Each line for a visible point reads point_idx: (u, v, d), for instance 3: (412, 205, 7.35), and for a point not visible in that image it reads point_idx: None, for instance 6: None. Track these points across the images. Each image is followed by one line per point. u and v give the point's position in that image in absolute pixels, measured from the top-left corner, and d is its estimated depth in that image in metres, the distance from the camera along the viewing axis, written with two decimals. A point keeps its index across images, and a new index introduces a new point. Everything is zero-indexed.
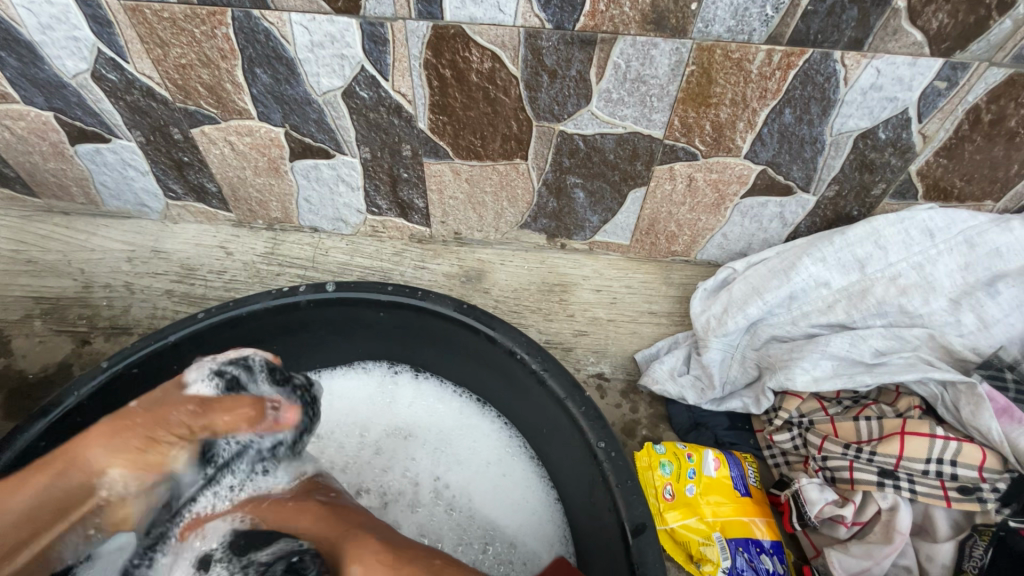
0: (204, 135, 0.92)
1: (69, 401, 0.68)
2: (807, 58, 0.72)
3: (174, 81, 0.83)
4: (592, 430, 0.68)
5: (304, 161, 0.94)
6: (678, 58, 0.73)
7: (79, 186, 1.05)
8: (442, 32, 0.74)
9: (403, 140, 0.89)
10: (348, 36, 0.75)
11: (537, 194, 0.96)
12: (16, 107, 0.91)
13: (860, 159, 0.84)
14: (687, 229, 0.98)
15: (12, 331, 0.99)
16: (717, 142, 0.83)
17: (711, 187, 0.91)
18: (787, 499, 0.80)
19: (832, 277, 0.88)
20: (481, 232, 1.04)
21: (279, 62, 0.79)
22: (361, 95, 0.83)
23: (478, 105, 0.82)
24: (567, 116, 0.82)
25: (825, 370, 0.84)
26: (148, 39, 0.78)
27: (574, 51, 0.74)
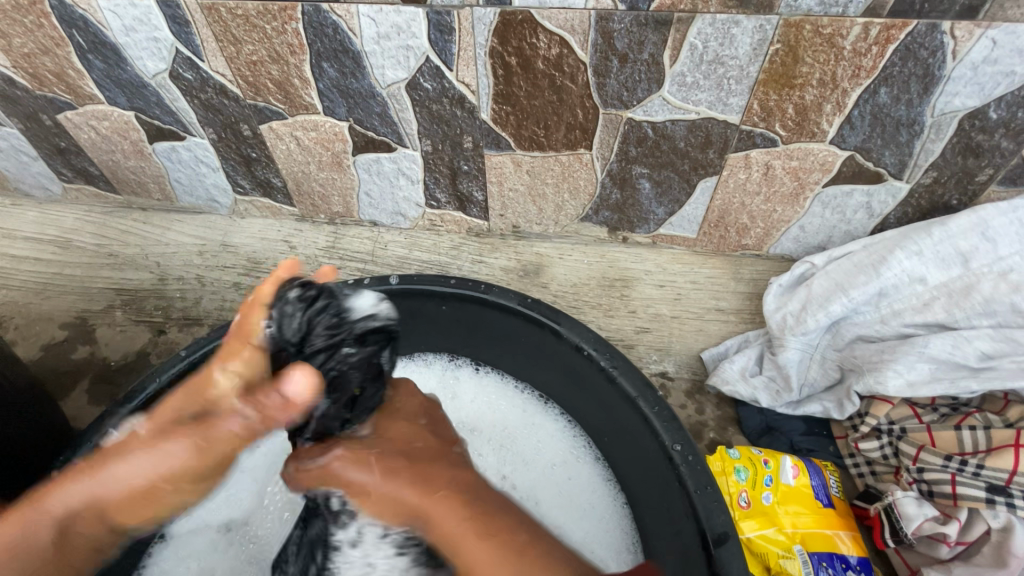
0: (272, 132, 0.94)
1: (152, 388, 0.70)
2: (910, 30, 0.65)
3: (246, 78, 0.85)
4: (666, 432, 0.65)
5: (366, 155, 0.95)
6: (762, 36, 0.68)
7: (156, 183, 1.10)
8: (509, 19, 0.72)
9: (465, 132, 0.88)
10: (414, 27, 0.74)
11: (600, 185, 0.92)
12: (101, 107, 0.96)
13: (964, 142, 0.76)
14: (761, 220, 0.93)
15: (96, 321, 1.05)
16: (800, 126, 0.77)
17: (790, 176, 0.85)
18: (878, 513, 0.74)
19: (929, 273, 0.81)
20: (540, 225, 1.02)
21: (346, 56, 0.80)
22: (425, 86, 0.82)
23: (543, 93, 0.80)
24: (636, 102, 0.79)
25: (921, 374, 0.77)
26: (222, 37, 0.80)
27: (647, 33, 0.70)
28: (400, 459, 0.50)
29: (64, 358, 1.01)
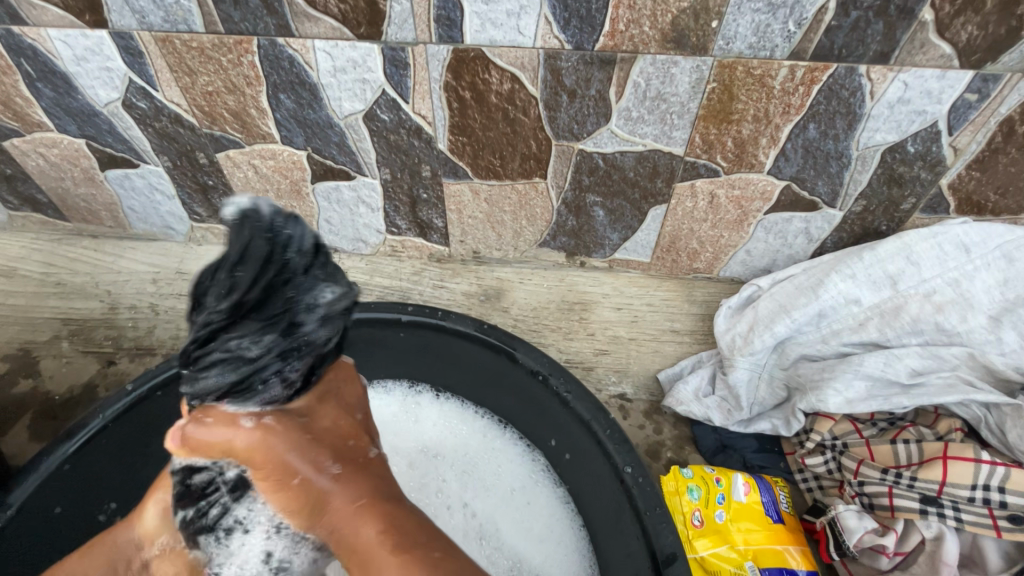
0: (229, 160, 0.94)
1: (95, 423, 0.68)
2: (832, 72, 0.71)
3: (202, 107, 0.86)
4: (618, 454, 0.67)
5: (325, 183, 0.96)
6: (699, 75, 0.73)
7: (108, 211, 1.08)
8: (462, 55, 0.74)
9: (422, 161, 0.90)
10: (369, 61, 0.76)
11: (556, 213, 0.95)
12: (50, 135, 0.94)
13: (888, 173, 0.82)
14: (709, 245, 0.97)
15: (41, 352, 1.01)
16: (740, 158, 0.82)
17: (734, 204, 0.89)
18: (823, 527, 0.76)
19: (862, 294, 0.86)
20: (500, 251, 1.04)
21: (303, 88, 0.81)
22: (382, 118, 0.84)
23: (498, 125, 0.83)
24: (587, 134, 0.82)
25: (859, 391, 0.81)
26: (177, 67, 0.80)
27: (594, 71, 0.74)
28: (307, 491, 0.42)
29: (4, 393, 0.96)
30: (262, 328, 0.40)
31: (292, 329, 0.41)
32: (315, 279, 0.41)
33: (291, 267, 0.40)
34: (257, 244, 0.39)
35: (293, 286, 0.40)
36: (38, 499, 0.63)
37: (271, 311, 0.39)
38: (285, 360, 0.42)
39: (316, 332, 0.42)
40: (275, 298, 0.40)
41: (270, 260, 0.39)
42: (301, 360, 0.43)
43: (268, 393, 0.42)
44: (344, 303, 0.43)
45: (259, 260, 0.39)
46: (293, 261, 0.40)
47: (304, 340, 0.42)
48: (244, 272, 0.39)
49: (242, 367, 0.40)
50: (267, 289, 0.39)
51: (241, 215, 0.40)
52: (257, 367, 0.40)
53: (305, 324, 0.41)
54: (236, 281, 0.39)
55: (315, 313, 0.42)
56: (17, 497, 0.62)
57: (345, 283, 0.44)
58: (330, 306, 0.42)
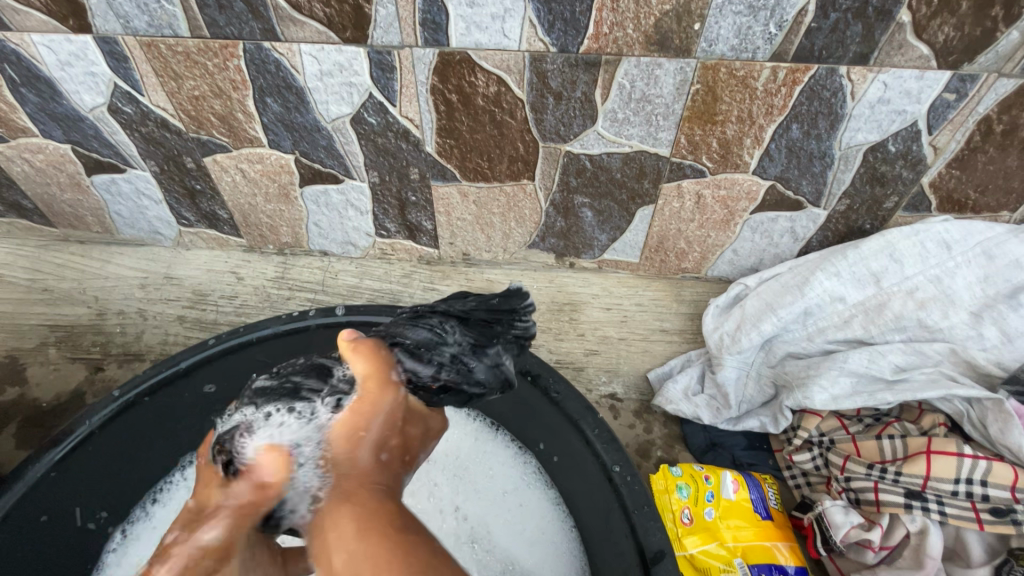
0: (216, 164, 0.94)
1: (81, 430, 0.68)
2: (813, 73, 0.72)
3: (188, 112, 0.85)
4: (606, 452, 0.69)
5: (313, 187, 0.96)
6: (683, 77, 0.74)
7: (95, 216, 1.07)
8: (448, 59, 0.75)
9: (410, 164, 0.90)
10: (356, 65, 0.76)
11: (545, 214, 0.96)
12: (35, 140, 0.93)
13: (870, 172, 0.83)
14: (697, 245, 0.98)
15: (27, 360, 1.00)
16: (725, 158, 0.83)
17: (720, 204, 0.90)
18: (811, 523, 0.77)
19: (847, 292, 0.87)
20: (490, 253, 1.05)
21: (289, 92, 0.81)
22: (369, 121, 0.84)
23: (484, 128, 0.83)
24: (573, 136, 0.83)
25: (844, 388, 0.82)
26: (163, 72, 0.80)
27: (579, 73, 0.75)
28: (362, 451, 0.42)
29: None
30: (463, 342, 0.50)
31: (476, 361, 0.49)
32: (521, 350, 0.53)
33: (513, 327, 0.53)
34: (510, 305, 0.54)
35: (506, 338, 0.52)
36: (23, 508, 0.63)
37: (485, 334, 0.51)
38: (445, 371, 0.49)
39: (483, 376, 0.49)
40: (490, 338, 0.51)
41: (510, 312, 0.53)
42: (448, 376, 0.48)
43: (421, 369, 0.48)
44: (505, 380, 0.50)
45: (500, 310, 0.53)
46: (523, 329, 0.53)
47: (466, 369, 0.49)
48: (481, 311, 0.53)
49: (432, 336, 0.49)
50: (495, 315, 0.53)
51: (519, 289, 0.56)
52: (438, 352, 0.49)
53: (478, 362, 0.49)
54: (474, 307, 0.53)
55: (493, 364, 0.49)
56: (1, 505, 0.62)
57: (514, 370, 0.52)
58: (507, 374, 0.50)
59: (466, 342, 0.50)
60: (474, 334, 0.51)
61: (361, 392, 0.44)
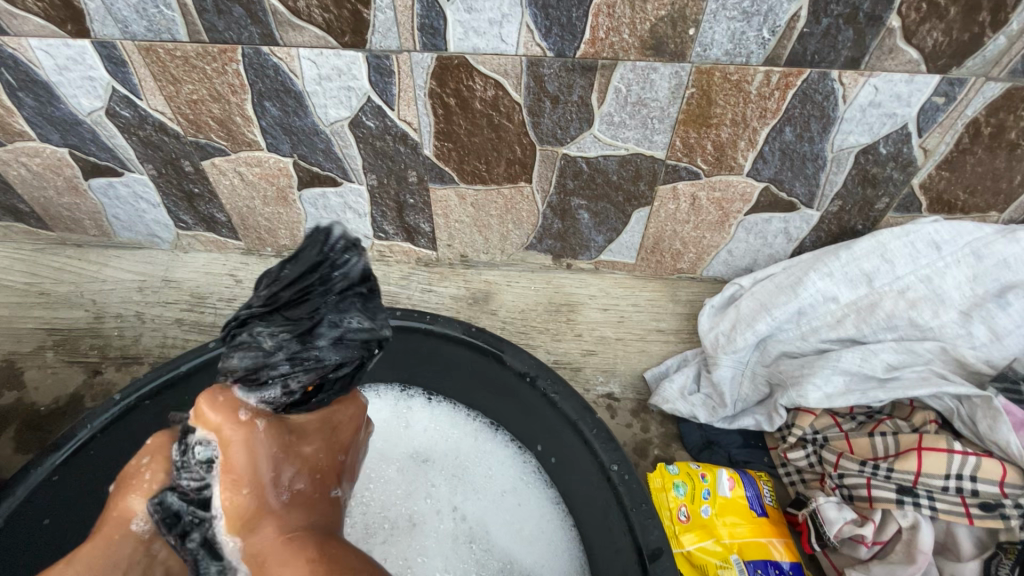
0: (215, 167, 0.94)
1: (82, 434, 0.68)
2: (805, 77, 0.73)
3: (186, 116, 0.86)
4: (604, 452, 0.69)
5: (311, 190, 0.96)
6: (678, 81, 0.75)
7: (92, 220, 1.07)
8: (446, 63, 0.75)
9: (409, 167, 0.91)
10: (354, 69, 0.77)
11: (542, 216, 0.97)
12: (32, 144, 0.93)
13: (862, 174, 0.84)
14: (692, 246, 0.99)
15: (25, 364, 1.00)
16: (719, 161, 0.84)
17: (715, 206, 0.91)
18: (805, 519, 0.79)
19: (840, 292, 0.89)
20: (487, 254, 1.06)
21: (288, 96, 0.81)
22: (367, 124, 0.85)
23: (482, 131, 0.84)
24: (570, 139, 0.84)
25: (837, 386, 0.83)
26: (161, 76, 0.80)
27: (575, 77, 0.76)
28: (260, 504, 0.46)
29: None
30: (286, 338, 0.47)
31: (309, 347, 0.48)
32: (348, 303, 0.50)
33: (328, 285, 0.49)
34: (313, 262, 0.49)
35: (324, 304, 0.49)
36: (24, 511, 0.63)
37: (301, 317, 0.48)
38: (292, 376, 0.48)
39: (331, 352, 0.49)
40: (307, 314, 0.48)
41: (317, 277, 0.49)
42: (302, 375, 0.48)
43: (268, 392, 0.47)
44: (361, 335, 0.51)
45: (302, 281, 0.49)
46: (338, 280, 0.50)
47: (308, 360, 0.48)
48: (286, 294, 0.48)
49: (258, 357, 0.47)
50: (302, 289, 0.48)
51: (315, 230, 0.50)
52: (268, 366, 0.47)
53: (318, 342, 0.48)
54: (273, 293, 0.48)
55: (333, 332, 0.49)
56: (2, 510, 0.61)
57: (374, 321, 0.52)
58: (351, 337, 0.50)
59: (289, 336, 0.47)
60: (297, 325, 0.48)
61: (224, 460, 0.45)
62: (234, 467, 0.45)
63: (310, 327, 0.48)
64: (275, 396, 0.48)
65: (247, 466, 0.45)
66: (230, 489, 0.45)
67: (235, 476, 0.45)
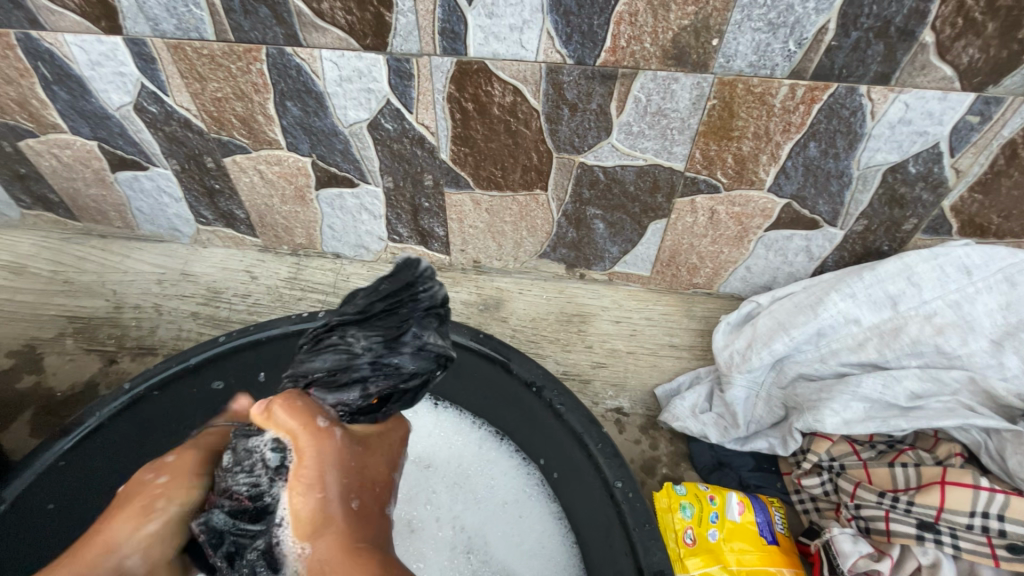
0: (235, 165, 0.95)
1: (91, 421, 0.69)
2: (832, 92, 0.71)
3: (210, 113, 0.87)
4: (609, 468, 0.67)
5: (328, 190, 0.97)
6: (699, 92, 0.73)
7: (117, 212, 1.10)
8: (465, 68, 0.75)
9: (425, 170, 0.91)
10: (375, 71, 0.78)
11: (556, 224, 0.96)
12: (63, 136, 0.96)
13: (889, 193, 0.82)
14: (709, 261, 0.97)
15: (45, 349, 1.02)
16: (739, 175, 0.83)
17: (734, 220, 0.89)
18: (818, 550, 0.75)
19: (863, 314, 0.85)
20: (500, 261, 1.05)
21: (309, 96, 0.82)
22: (386, 127, 0.85)
23: (499, 137, 0.83)
24: (588, 148, 0.83)
25: (856, 413, 0.80)
26: (188, 74, 0.82)
27: (595, 85, 0.75)
28: (325, 513, 0.42)
29: (9, 388, 0.97)
30: (367, 342, 0.48)
31: (388, 355, 0.48)
32: (431, 319, 0.50)
33: (415, 304, 0.50)
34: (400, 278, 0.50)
35: (408, 319, 0.49)
36: (31, 494, 0.64)
37: (383, 324, 0.49)
38: (365, 380, 0.48)
39: (406, 360, 0.49)
40: (392, 322, 0.49)
41: (404, 292, 0.50)
42: (379, 381, 0.49)
43: (347, 395, 0.48)
44: (436, 352, 0.50)
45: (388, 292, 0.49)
46: (423, 298, 0.50)
47: (383, 365, 0.48)
48: (374, 302, 0.49)
49: (343, 358, 0.48)
50: (393, 295, 0.49)
51: (409, 258, 0.52)
52: (350, 366, 0.48)
53: (394, 351, 0.48)
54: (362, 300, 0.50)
55: (410, 346, 0.49)
56: (10, 492, 0.63)
57: (448, 344, 0.51)
58: (427, 352, 0.49)
59: (369, 340, 0.48)
60: (378, 331, 0.48)
61: (295, 462, 0.43)
62: (301, 471, 0.42)
63: (389, 332, 0.48)
64: (348, 397, 0.48)
65: (313, 470, 0.42)
66: (297, 494, 0.42)
67: (303, 479, 0.42)
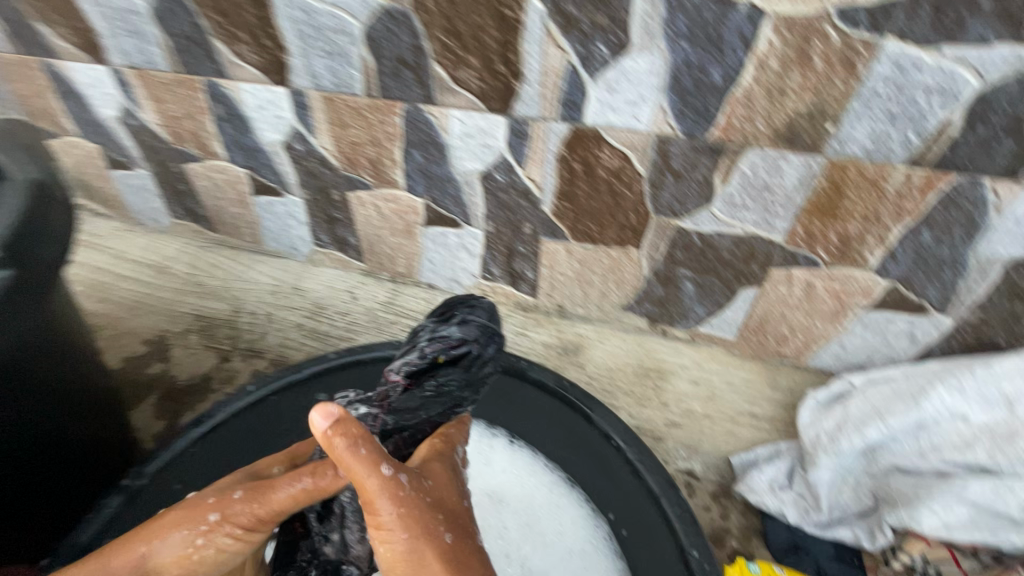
0: (357, 199, 1.07)
1: (220, 414, 0.79)
2: (952, 182, 0.70)
3: (345, 154, 0.99)
4: (686, 535, 0.71)
5: (435, 228, 1.06)
6: (808, 171, 0.75)
7: (249, 229, 1.25)
8: (579, 133, 0.81)
9: (525, 220, 0.97)
10: (495, 130, 0.86)
11: (645, 280, 0.99)
12: (221, 163, 1.12)
13: (1009, 288, 0.78)
14: (800, 333, 0.96)
15: (173, 341, 1.17)
16: (842, 253, 0.82)
17: (831, 296, 0.88)
18: None
19: (972, 411, 0.80)
20: (584, 308, 1.09)
21: (433, 147, 0.92)
22: (497, 178, 0.93)
23: (601, 196, 0.88)
24: (686, 212, 0.86)
25: (958, 517, 0.75)
26: (334, 121, 0.94)
27: (702, 157, 0.78)
28: (401, 527, 0.53)
29: (141, 371, 1.12)
30: (432, 322, 0.70)
31: (444, 330, 0.67)
32: (486, 309, 0.71)
33: (471, 300, 0.72)
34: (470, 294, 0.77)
35: (462, 308, 0.70)
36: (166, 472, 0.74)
37: (444, 312, 0.71)
38: (426, 352, 0.66)
39: (456, 330, 0.67)
40: (451, 309, 0.71)
41: (466, 296, 0.73)
42: (436, 344, 0.66)
43: (411, 355, 0.66)
44: (479, 325, 0.68)
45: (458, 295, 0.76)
46: (482, 300, 0.73)
47: (438, 335, 0.67)
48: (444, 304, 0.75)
49: (412, 339, 0.69)
50: (450, 309, 0.71)
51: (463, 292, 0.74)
52: (416, 344, 0.68)
53: (450, 324, 0.68)
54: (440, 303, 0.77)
55: (462, 322, 0.68)
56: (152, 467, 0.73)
57: (494, 322, 0.70)
58: (473, 326, 0.67)
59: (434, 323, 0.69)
60: (443, 315, 0.70)
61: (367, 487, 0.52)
62: (373, 493, 0.53)
63: (448, 315, 0.69)
64: (413, 359, 0.66)
65: (385, 494, 0.53)
66: (376, 512, 0.53)
67: (382, 501, 0.53)
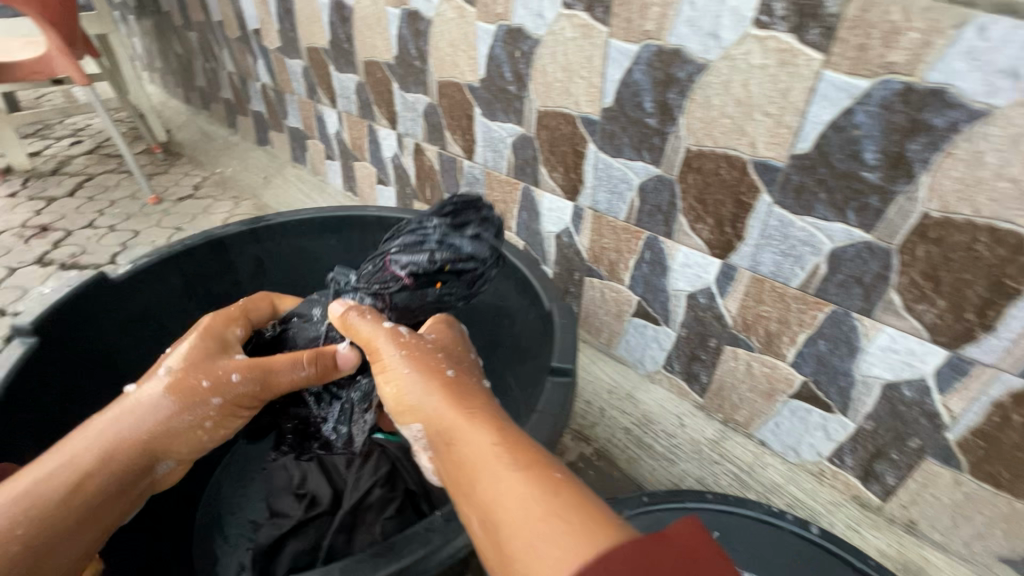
0: (589, 283, 1.45)
1: None
2: None
3: (593, 252, 1.38)
4: None
5: (640, 320, 1.37)
6: (979, 376, 0.89)
7: None
8: (778, 289, 1.07)
9: (713, 337, 1.22)
10: (710, 268, 1.16)
11: (806, 418, 1.15)
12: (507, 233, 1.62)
13: None
14: (951, 517, 1.02)
15: None
16: (1006, 456, 0.91)
17: (992, 494, 0.95)
18: None
19: None
20: (743, 423, 1.28)
21: (659, 265, 1.24)
22: (700, 300, 1.21)
23: (783, 339, 1.10)
24: (858, 373, 1.03)
25: None
26: (595, 229, 1.34)
27: (880, 336, 0.97)
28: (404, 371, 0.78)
29: None
30: (455, 233, 0.89)
31: (458, 218, 0.90)
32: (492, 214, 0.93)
33: (487, 215, 0.92)
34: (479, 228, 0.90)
35: (464, 206, 0.92)
36: None
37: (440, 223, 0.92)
38: (442, 230, 0.89)
39: (462, 238, 0.88)
40: (457, 214, 0.91)
41: (468, 203, 0.92)
42: (472, 233, 0.89)
43: (417, 256, 0.88)
44: (488, 241, 0.90)
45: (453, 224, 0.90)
46: (490, 213, 0.93)
47: (450, 228, 0.89)
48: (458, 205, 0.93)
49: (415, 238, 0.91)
50: (465, 218, 0.91)
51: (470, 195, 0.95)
52: (442, 235, 0.88)
53: (452, 225, 0.90)
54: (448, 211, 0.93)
55: (462, 234, 0.89)
56: None
57: (496, 237, 0.92)
58: (482, 236, 0.89)
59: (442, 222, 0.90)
60: (463, 230, 0.90)
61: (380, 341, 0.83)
62: (424, 364, 0.78)
63: (455, 243, 0.89)
64: (415, 253, 0.88)
65: (419, 367, 0.77)
66: (387, 357, 0.81)
67: (403, 358, 0.80)
